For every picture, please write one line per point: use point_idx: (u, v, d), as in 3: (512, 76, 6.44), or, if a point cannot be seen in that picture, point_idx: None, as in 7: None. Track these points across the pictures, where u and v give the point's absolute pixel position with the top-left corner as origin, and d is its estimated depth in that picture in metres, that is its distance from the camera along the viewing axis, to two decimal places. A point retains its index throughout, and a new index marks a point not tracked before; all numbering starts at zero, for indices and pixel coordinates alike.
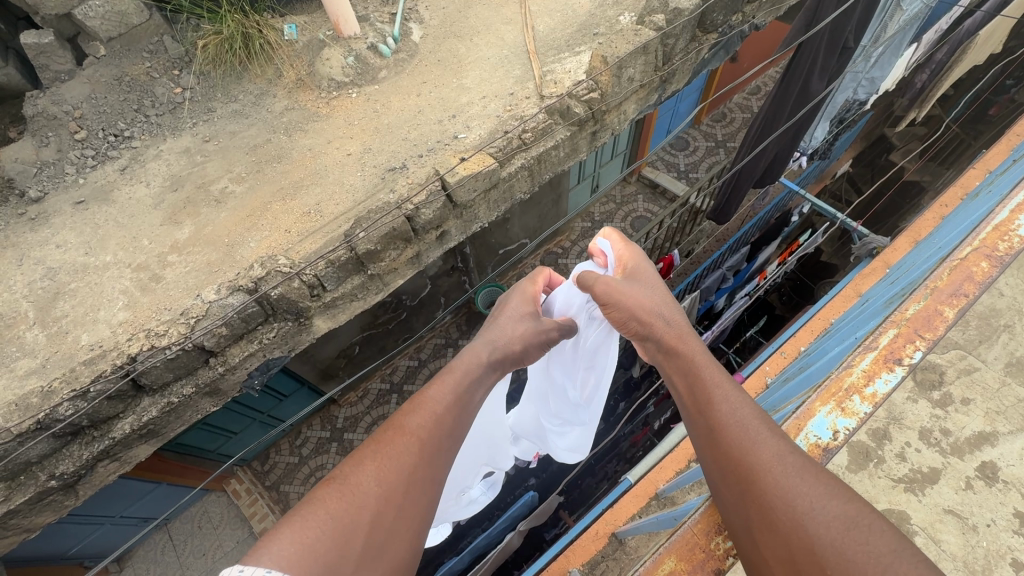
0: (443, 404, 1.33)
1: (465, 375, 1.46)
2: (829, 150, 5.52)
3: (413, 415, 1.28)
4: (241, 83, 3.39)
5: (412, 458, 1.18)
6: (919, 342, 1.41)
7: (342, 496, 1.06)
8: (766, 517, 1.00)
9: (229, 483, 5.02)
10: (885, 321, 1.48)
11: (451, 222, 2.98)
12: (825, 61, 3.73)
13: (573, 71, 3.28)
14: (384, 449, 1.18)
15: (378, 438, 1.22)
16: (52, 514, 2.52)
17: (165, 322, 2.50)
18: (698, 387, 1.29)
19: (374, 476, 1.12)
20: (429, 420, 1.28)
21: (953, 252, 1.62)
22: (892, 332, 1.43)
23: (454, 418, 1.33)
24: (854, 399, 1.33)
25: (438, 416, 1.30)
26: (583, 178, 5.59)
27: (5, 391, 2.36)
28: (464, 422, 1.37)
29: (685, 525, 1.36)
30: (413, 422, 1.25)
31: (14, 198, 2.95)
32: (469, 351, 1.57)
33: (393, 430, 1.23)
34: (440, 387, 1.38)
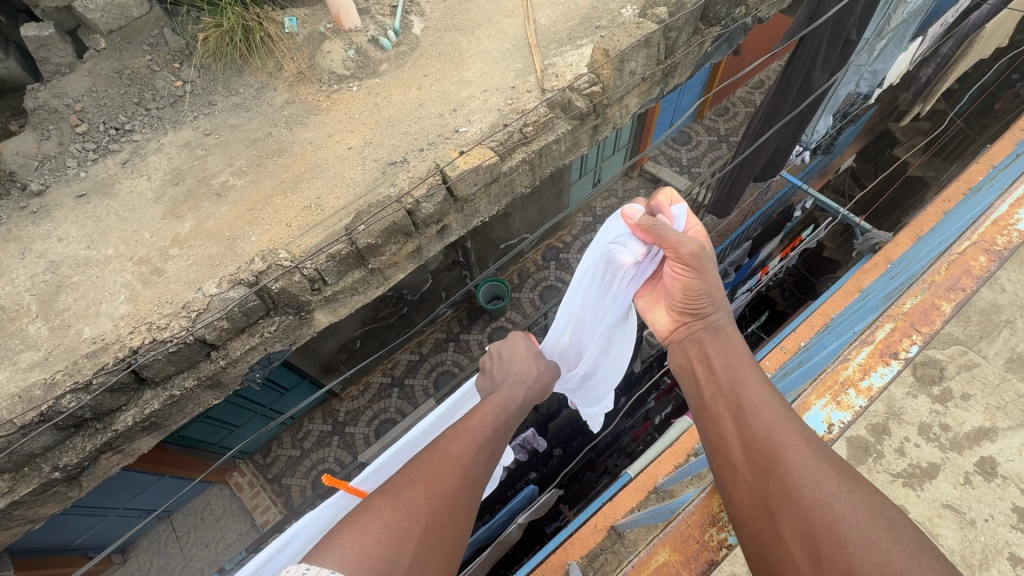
0: (480, 434, 1.48)
1: (501, 407, 1.63)
2: (832, 144, 5.48)
3: (457, 443, 1.42)
4: (241, 76, 3.38)
5: (455, 482, 1.31)
6: (916, 336, 1.41)
7: (394, 510, 1.19)
8: (790, 498, 1.05)
9: (231, 476, 5.06)
10: (882, 315, 1.48)
11: (451, 217, 2.97)
12: (827, 54, 3.69)
13: (575, 65, 3.26)
14: (430, 471, 1.31)
15: (426, 459, 1.36)
16: (56, 505, 2.54)
17: (167, 316, 2.52)
18: (727, 387, 1.38)
19: (424, 494, 1.25)
20: (472, 447, 1.43)
21: (952, 246, 1.62)
22: (889, 326, 1.43)
23: (491, 448, 1.48)
24: (850, 392, 1.33)
25: (478, 445, 1.45)
26: (584, 172, 5.57)
27: (9, 383, 2.39)
28: (499, 449, 1.51)
29: (680, 516, 1.38)
30: (457, 448, 1.40)
31: (16, 192, 2.96)
32: (506, 391, 1.71)
33: (438, 454, 1.37)
34: (479, 418, 1.54)
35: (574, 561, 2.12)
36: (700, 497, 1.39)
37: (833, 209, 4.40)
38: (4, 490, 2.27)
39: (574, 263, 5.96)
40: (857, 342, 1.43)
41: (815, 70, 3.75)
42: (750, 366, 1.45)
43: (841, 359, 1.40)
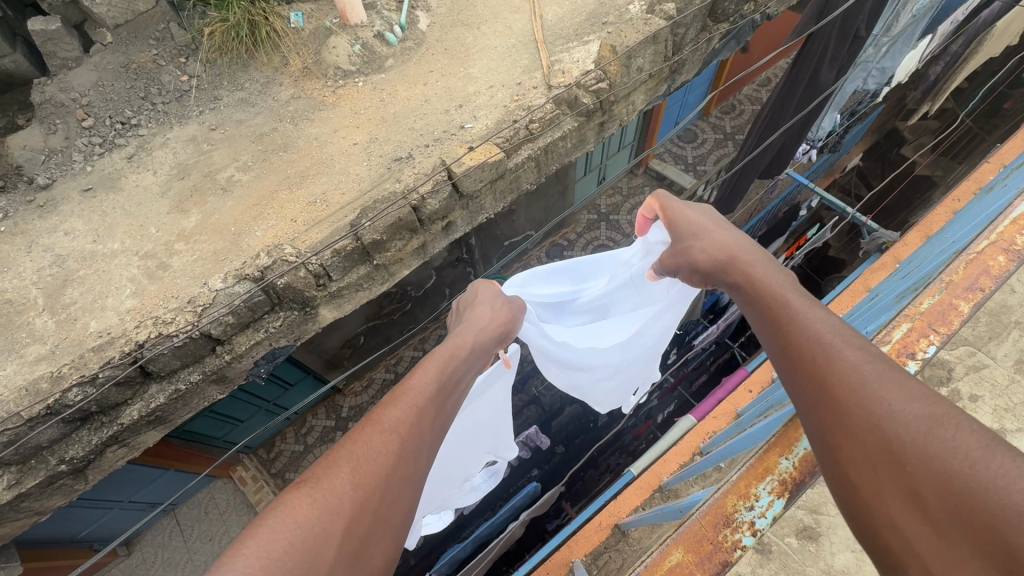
0: (422, 397, 1.33)
1: (446, 365, 1.48)
2: (840, 142, 5.42)
3: (393, 411, 1.25)
4: (247, 71, 3.38)
5: (392, 455, 1.16)
6: (932, 337, 1.42)
7: (314, 502, 1.03)
8: (850, 423, 1.04)
9: (235, 470, 5.09)
10: (899, 315, 1.49)
11: (457, 213, 2.97)
12: (834, 51, 3.65)
13: (582, 61, 3.24)
14: (360, 450, 1.15)
15: (357, 434, 1.19)
16: (62, 498, 2.55)
17: (172, 310, 2.52)
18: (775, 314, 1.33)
19: (349, 478, 1.09)
20: (410, 413, 1.26)
21: (970, 245, 1.60)
22: (907, 327, 1.44)
23: (436, 408, 1.34)
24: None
25: (419, 408, 1.30)
26: (590, 169, 5.56)
27: (16, 376, 2.40)
28: (445, 411, 1.37)
29: (692, 517, 1.40)
30: (392, 417, 1.23)
31: (23, 185, 2.97)
32: (453, 340, 1.64)
33: (371, 427, 1.20)
34: (421, 377, 1.39)
35: (578, 559, 2.13)
36: (713, 499, 1.41)
37: (840, 208, 4.37)
38: (11, 483, 2.28)
39: (578, 261, 5.95)
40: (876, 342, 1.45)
41: (822, 66, 3.73)
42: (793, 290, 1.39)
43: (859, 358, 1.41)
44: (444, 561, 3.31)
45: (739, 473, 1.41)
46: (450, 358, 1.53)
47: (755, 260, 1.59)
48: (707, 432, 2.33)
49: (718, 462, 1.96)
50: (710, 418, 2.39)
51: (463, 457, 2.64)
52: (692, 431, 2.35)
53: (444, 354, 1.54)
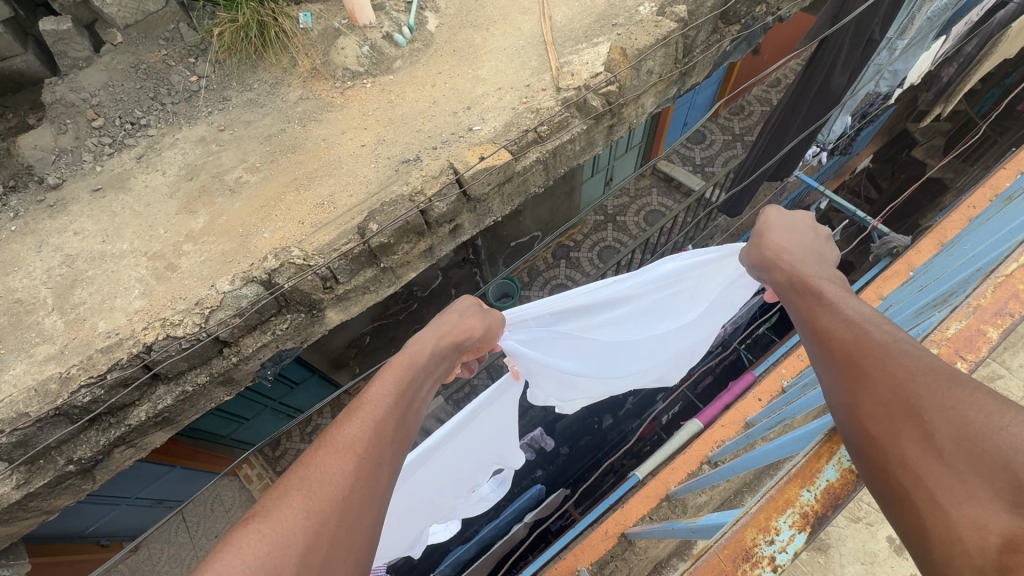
0: (381, 410, 1.24)
1: (405, 374, 1.40)
2: (850, 145, 5.38)
3: (349, 428, 1.16)
4: (256, 72, 3.38)
5: (348, 474, 1.06)
6: (960, 364, 1.28)
7: (261, 537, 0.91)
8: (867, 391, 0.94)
9: (241, 467, 5.11)
10: (922, 339, 1.36)
11: (465, 216, 2.95)
12: (849, 54, 3.60)
13: (591, 63, 3.20)
14: (312, 474, 1.04)
15: (308, 458, 1.08)
16: (70, 497, 2.57)
17: (180, 312, 2.52)
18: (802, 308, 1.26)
19: (302, 510, 0.97)
20: (366, 430, 1.17)
21: (996, 266, 1.42)
22: (932, 352, 1.31)
23: (395, 421, 1.24)
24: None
25: (376, 423, 1.20)
26: (597, 171, 5.54)
27: (25, 376, 2.41)
28: (407, 423, 1.28)
29: (711, 549, 1.26)
30: (348, 436, 1.14)
31: (34, 185, 2.99)
32: (413, 348, 1.53)
33: (325, 449, 1.10)
34: (378, 389, 1.30)
35: (583, 568, 2.13)
36: (731, 531, 1.26)
37: (850, 212, 4.33)
38: (20, 483, 2.29)
39: (584, 262, 5.93)
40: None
41: (835, 70, 3.71)
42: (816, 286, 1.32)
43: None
44: (448, 562, 3.31)
45: (759, 503, 1.24)
46: (407, 365, 1.44)
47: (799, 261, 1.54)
48: (715, 441, 2.31)
49: (728, 475, 1.92)
50: (718, 425, 2.37)
51: (466, 465, 2.63)
52: (699, 440, 2.33)
53: (405, 361, 1.45)
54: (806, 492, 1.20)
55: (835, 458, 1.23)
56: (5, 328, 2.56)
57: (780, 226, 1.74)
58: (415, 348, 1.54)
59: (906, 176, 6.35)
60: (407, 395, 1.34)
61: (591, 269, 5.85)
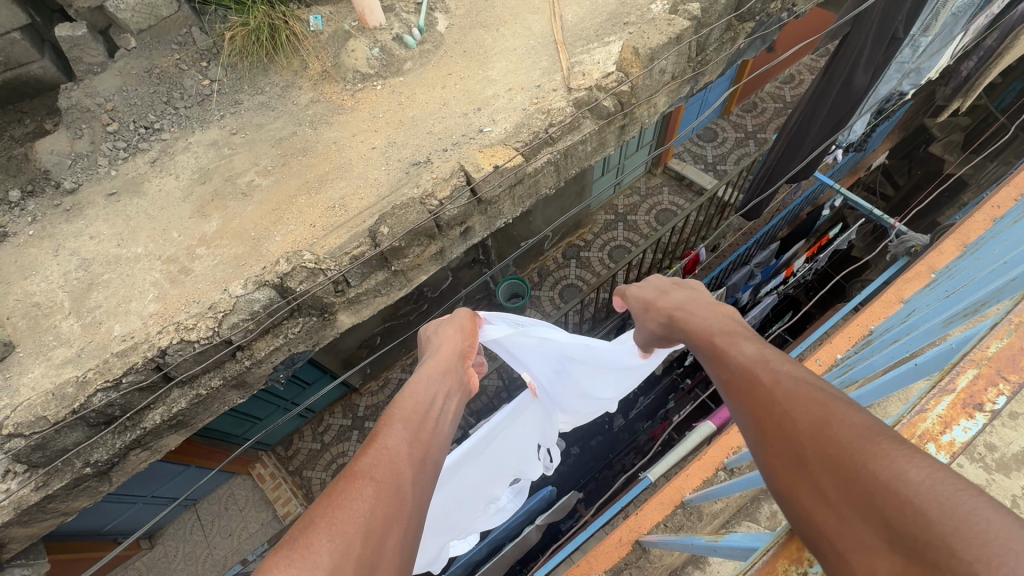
0: (398, 439, 1.26)
1: (419, 404, 1.43)
2: (866, 143, 5.28)
3: (365, 459, 1.17)
4: (267, 75, 3.39)
5: (369, 498, 1.06)
6: (1004, 386, 1.05)
7: (289, 563, 0.89)
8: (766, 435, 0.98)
9: (254, 467, 5.16)
10: (957, 357, 1.12)
11: (475, 219, 2.94)
12: (872, 53, 3.53)
13: (602, 62, 3.16)
14: (334, 504, 1.03)
15: (332, 488, 1.08)
16: (87, 500, 2.60)
17: (194, 315, 2.54)
18: (715, 351, 1.34)
19: (328, 534, 0.96)
20: (383, 458, 1.18)
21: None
22: (971, 372, 1.07)
23: (416, 450, 1.25)
24: (928, 446, 1.03)
25: (396, 453, 1.21)
26: (607, 170, 5.49)
27: (43, 379, 2.45)
28: (430, 449, 1.30)
29: None
30: (365, 463, 1.15)
31: (51, 189, 3.03)
32: (419, 379, 1.56)
33: (345, 478, 1.11)
34: (392, 421, 1.32)
35: None
36: (759, 563, 1.07)
37: (866, 210, 4.26)
38: (38, 485, 2.31)
39: (595, 262, 5.89)
40: (931, 390, 1.09)
41: (857, 71, 3.64)
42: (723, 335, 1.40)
43: (916, 408, 1.08)
44: (457, 564, 3.28)
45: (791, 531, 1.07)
46: (421, 396, 1.46)
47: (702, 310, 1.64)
48: (731, 447, 2.27)
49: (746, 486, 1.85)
50: (734, 430, 2.33)
51: (489, 479, 2.68)
52: (714, 447, 2.29)
53: (418, 390, 1.49)
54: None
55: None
56: (24, 332, 2.59)
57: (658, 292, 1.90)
58: (425, 378, 1.57)
59: (923, 172, 6.22)
60: (424, 424, 1.36)
61: (601, 269, 5.81)
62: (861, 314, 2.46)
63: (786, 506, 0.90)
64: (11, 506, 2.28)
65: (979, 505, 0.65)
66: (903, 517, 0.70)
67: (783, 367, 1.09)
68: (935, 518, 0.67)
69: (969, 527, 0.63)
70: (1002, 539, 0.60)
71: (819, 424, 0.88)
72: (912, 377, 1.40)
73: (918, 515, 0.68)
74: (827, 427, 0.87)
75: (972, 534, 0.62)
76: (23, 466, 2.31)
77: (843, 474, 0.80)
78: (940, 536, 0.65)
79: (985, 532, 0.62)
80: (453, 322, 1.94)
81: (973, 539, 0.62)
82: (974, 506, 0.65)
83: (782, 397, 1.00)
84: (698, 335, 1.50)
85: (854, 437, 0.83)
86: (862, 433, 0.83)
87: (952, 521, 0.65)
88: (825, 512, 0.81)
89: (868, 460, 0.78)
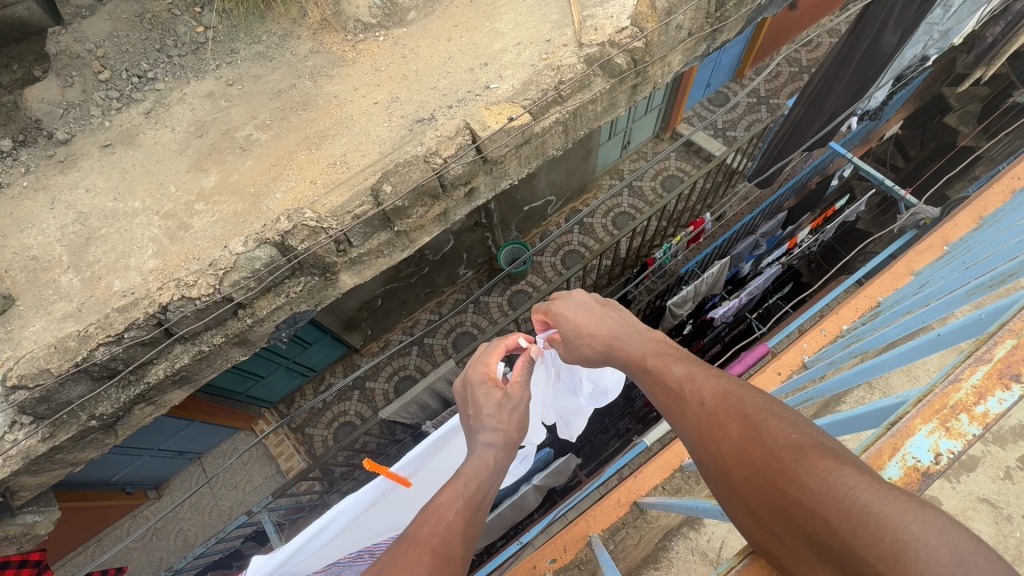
0: (456, 513, 1.29)
1: (473, 477, 1.44)
2: (882, 110, 5.12)
3: (425, 525, 1.22)
4: (264, 23, 3.24)
5: (426, 566, 1.10)
6: None
7: None
8: (706, 466, 1.09)
9: (257, 423, 5.27)
10: (997, 326, 1.07)
11: (480, 179, 2.86)
12: (903, 12, 3.41)
13: (616, 16, 3.01)
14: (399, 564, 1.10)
15: (394, 553, 1.15)
16: (94, 451, 2.64)
17: (194, 273, 2.51)
18: (648, 378, 1.44)
19: None
20: (441, 526, 1.22)
21: None
22: (1009, 342, 1.02)
23: (467, 523, 1.28)
24: (961, 417, 0.97)
25: (450, 524, 1.25)
26: (614, 134, 5.37)
27: (45, 333, 2.45)
28: (477, 527, 1.31)
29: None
30: (426, 530, 1.21)
31: (43, 139, 2.93)
32: (474, 460, 1.54)
33: (408, 542, 1.18)
34: (450, 492, 1.36)
35: (595, 534, 2.15)
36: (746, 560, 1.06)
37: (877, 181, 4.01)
38: (46, 436, 2.35)
39: (598, 228, 5.83)
40: (966, 359, 1.04)
41: (885, 30, 3.54)
42: (654, 360, 1.50)
43: (948, 376, 1.02)
44: None
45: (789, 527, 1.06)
46: (477, 474, 1.46)
47: (623, 335, 1.75)
48: None
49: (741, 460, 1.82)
50: None
51: None
52: None
53: (474, 465, 1.51)
54: (885, 474, 0.97)
55: (899, 455, 0.98)
56: (23, 285, 2.57)
57: (591, 314, 1.92)
58: (482, 453, 1.57)
59: (936, 144, 6.01)
60: (478, 503, 1.37)
61: (604, 236, 5.77)
62: (869, 286, 2.43)
63: (740, 530, 1.01)
64: (19, 456, 2.32)
65: (870, 499, 0.73)
66: (817, 529, 0.79)
67: (703, 389, 1.21)
68: (837, 524, 0.76)
69: (863, 526, 0.72)
70: (892, 530, 0.69)
71: (737, 449, 1.00)
72: (934, 345, 1.34)
73: (828, 525, 0.77)
74: (752, 449, 0.97)
75: (869, 533, 0.71)
76: (28, 418, 2.34)
77: (769, 495, 0.90)
78: (846, 541, 0.74)
79: (878, 527, 0.70)
80: (492, 390, 1.81)
81: (871, 542, 0.70)
82: (860, 498, 0.74)
83: (710, 423, 1.11)
84: (632, 361, 1.60)
85: (770, 454, 0.92)
86: (775, 449, 0.92)
87: (845, 523, 0.75)
88: (771, 536, 0.91)
89: (783, 477, 0.88)
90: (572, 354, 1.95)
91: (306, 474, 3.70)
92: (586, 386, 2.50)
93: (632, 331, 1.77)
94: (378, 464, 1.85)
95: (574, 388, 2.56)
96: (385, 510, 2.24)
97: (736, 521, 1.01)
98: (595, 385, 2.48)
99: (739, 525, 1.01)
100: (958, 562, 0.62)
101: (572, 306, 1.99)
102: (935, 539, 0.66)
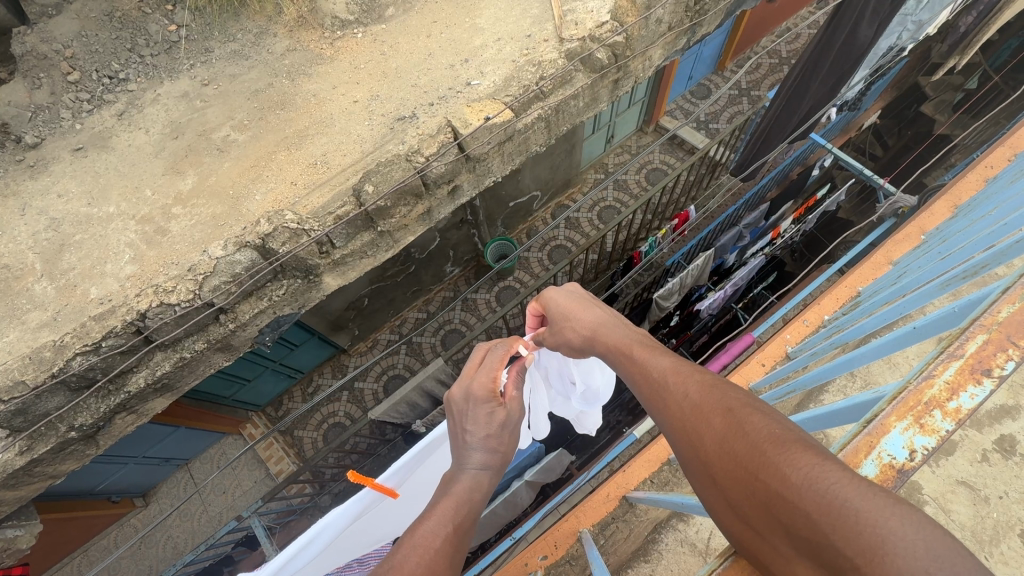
0: (443, 540, 1.25)
1: (460, 504, 1.43)
2: (860, 101, 5.18)
3: (411, 556, 1.17)
4: (238, 20, 3.17)
5: None
6: (1014, 352, 1.01)
7: None
8: (687, 456, 1.09)
9: (245, 427, 5.22)
10: (967, 322, 1.09)
11: (463, 177, 2.84)
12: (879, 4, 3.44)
13: (597, 11, 3.01)
14: None
15: None
16: (74, 462, 2.59)
17: (173, 278, 2.46)
18: (631, 369, 1.45)
19: None
20: (427, 556, 1.17)
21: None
22: (980, 338, 1.04)
23: (453, 548, 1.25)
24: (934, 413, 0.99)
25: (436, 552, 1.20)
26: (598, 128, 5.38)
27: (19, 343, 2.38)
28: (462, 555, 1.28)
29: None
30: (409, 563, 1.14)
31: (11, 143, 2.83)
32: (466, 483, 1.54)
33: None
34: (435, 520, 1.32)
35: (586, 530, 2.16)
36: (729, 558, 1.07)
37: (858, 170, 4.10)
38: (23, 449, 2.29)
39: (584, 222, 5.85)
40: (939, 354, 1.05)
41: (862, 22, 3.57)
42: (637, 351, 1.51)
43: (922, 373, 1.04)
44: None
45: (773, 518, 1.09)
46: (465, 500, 1.46)
47: (607, 326, 1.75)
48: None
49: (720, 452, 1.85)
50: None
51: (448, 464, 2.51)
52: None
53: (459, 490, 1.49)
54: (861, 472, 0.99)
55: (874, 453, 0.99)
56: None
57: (578, 304, 1.92)
58: (477, 474, 1.59)
59: (914, 132, 6.11)
60: (463, 528, 1.35)
61: (590, 230, 5.79)
62: (849, 276, 2.46)
63: (716, 519, 1.02)
64: None
65: (849, 494, 0.74)
66: (797, 524, 0.80)
67: (688, 379, 1.22)
68: (818, 517, 0.77)
69: (844, 520, 0.73)
70: (871, 525, 0.70)
71: (720, 440, 1.00)
72: (910, 336, 1.36)
73: (807, 519, 0.78)
74: (734, 441, 0.98)
75: (848, 527, 0.72)
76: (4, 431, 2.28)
77: (749, 488, 0.90)
78: (824, 534, 0.75)
79: (857, 523, 0.72)
80: (487, 407, 1.79)
81: (851, 536, 0.72)
82: (843, 495, 0.75)
83: (694, 415, 1.11)
84: (614, 351, 1.60)
85: (753, 448, 0.93)
86: (757, 443, 0.93)
87: (824, 515, 0.76)
88: (748, 529, 0.92)
89: (764, 470, 0.88)
90: (556, 341, 1.95)
91: (296, 476, 3.63)
92: (577, 389, 2.46)
93: (617, 322, 1.77)
94: (363, 475, 1.81)
95: (565, 390, 2.53)
96: (370, 517, 2.22)
97: (715, 513, 1.02)
98: (587, 386, 2.44)
99: (716, 515, 1.02)
100: (934, 559, 0.64)
101: (561, 297, 1.98)
102: (911, 534, 0.68)
